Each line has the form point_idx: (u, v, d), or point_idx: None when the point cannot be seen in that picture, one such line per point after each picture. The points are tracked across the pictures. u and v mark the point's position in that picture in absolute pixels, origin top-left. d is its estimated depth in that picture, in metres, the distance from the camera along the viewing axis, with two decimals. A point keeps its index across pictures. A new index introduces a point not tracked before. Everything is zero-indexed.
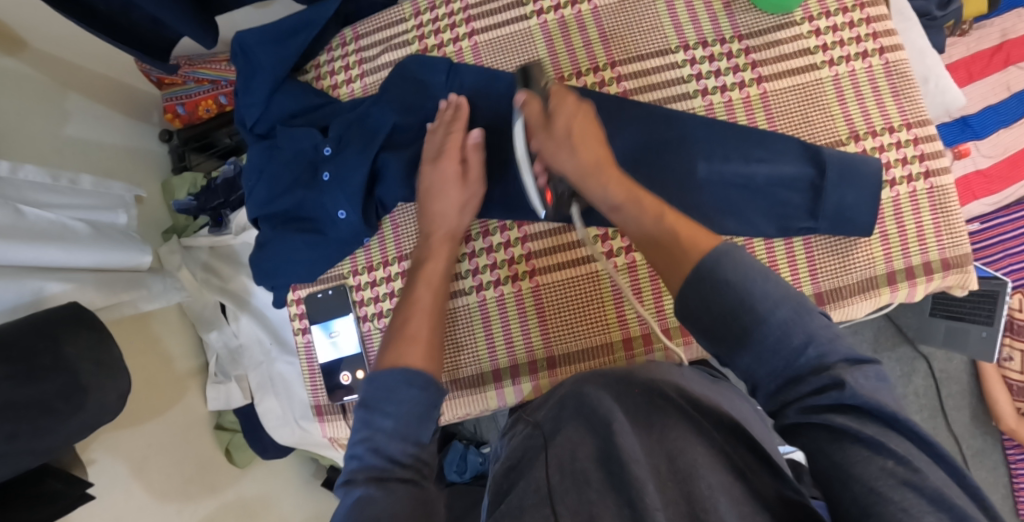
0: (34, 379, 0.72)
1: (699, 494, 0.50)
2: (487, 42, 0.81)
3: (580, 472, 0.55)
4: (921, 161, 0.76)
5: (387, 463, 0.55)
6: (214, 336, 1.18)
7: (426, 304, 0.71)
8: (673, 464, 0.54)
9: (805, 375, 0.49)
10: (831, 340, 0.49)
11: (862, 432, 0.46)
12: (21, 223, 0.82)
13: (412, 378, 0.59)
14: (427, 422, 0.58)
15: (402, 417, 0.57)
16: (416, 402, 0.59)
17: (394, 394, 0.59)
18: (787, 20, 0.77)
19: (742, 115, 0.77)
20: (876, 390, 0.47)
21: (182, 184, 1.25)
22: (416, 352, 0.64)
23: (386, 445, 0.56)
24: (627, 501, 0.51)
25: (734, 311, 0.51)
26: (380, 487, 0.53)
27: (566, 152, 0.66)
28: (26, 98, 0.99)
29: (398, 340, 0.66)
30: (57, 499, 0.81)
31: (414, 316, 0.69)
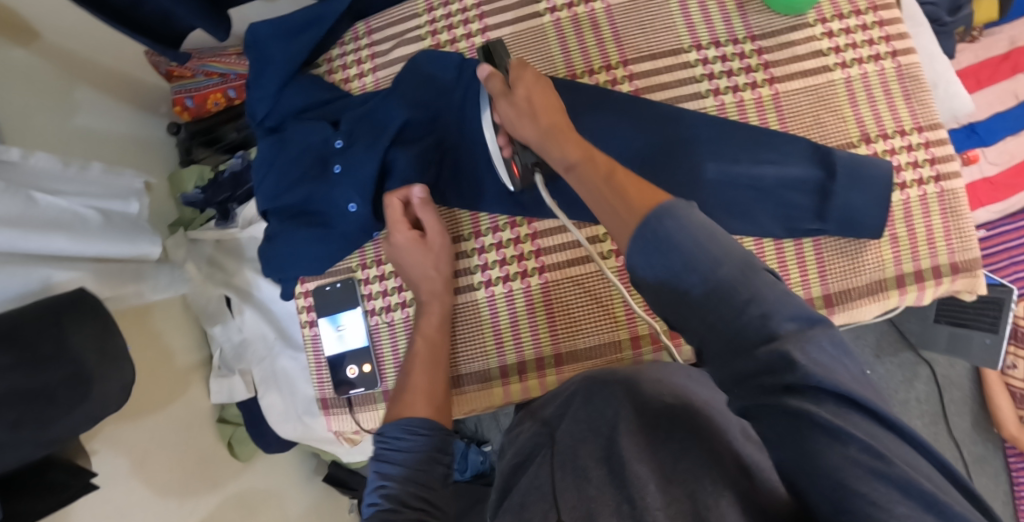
0: (38, 369, 0.72)
1: (707, 494, 0.50)
2: (500, 39, 0.81)
3: (581, 469, 0.56)
4: (932, 165, 0.76)
5: (399, 506, 0.60)
6: (218, 330, 1.19)
7: (422, 354, 0.75)
8: (676, 465, 0.53)
9: (755, 344, 0.44)
10: (779, 301, 0.45)
11: (820, 416, 0.41)
12: (34, 210, 0.82)
13: (414, 425, 0.66)
14: (434, 466, 0.64)
15: (410, 464, 0.64)
16: (421, 451, 0.65)
17: (401, 443, 0.65)
18: (800, 22, 0.78)
19: (754, 115, 0.77)
20: (832, 364, 0.43)
21: (189, 177, 1.25)
22: (416, 405, 0.69)
23: (396, 487, 0.62)
24: (626, 498, 0.51)
25: (683, 275, 0.47)
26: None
27: (527, 119, 0.66)
28: (36, 88, 0.99)
29: (399, 394, 0.71)
30: (60, 489, 0.81)
31: (414, 367, 0.74)
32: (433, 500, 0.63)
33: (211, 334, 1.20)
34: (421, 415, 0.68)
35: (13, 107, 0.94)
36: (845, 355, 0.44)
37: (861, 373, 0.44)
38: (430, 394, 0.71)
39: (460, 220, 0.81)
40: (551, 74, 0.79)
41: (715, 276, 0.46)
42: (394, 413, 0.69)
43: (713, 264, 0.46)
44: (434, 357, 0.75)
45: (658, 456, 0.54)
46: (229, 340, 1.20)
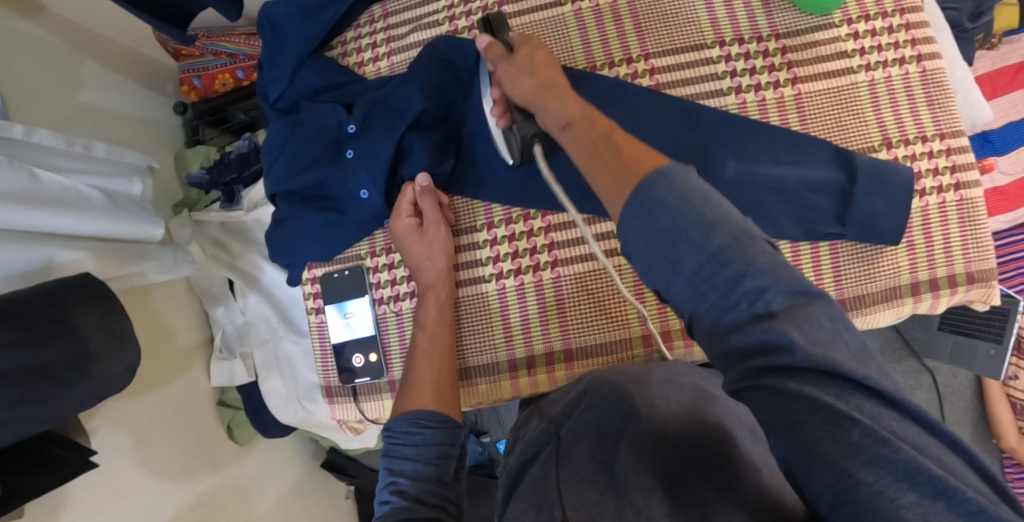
0: (43, 346, 0.71)
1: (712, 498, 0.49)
2: (519, 27, 0.79)
3: (581, 471, 0.55)
4: (953, 173, 0.75)
5: (414, 504, 0.60)
6: (219, 311, 1.19)
7: (426, 348, 0.74)
8: (682, 472, 0.52)
9: (745, 323, 0.41)
10: (770, 272, 0.41)
11: (821, 399, 0.38)
12: (37, 187, 0.81)
13: (424, 419, 0.65)
14: (447, 460, 0.64)
15: (422, 460, 0.63)
16: (433, 446, 0.64)
17: (411, 438, 0.64)
18: (826, 22, 0.76)
19: (775, 115, 0.76)
20: (827, 341, 0.40)
21: (195, 158, 1.24)
22: (422, 398, 0.68)
23: (410, 486, 0.61)
24: (625, 504, 0.51)
25: (669, 231, 0.43)
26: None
27: (523, 76, 0.63)
28: (43, 62, 0.98)
29: (406, 388, 0.70)
30: (60, 466, 0.80)
31: (417, 363, 0.73)
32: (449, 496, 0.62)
33: (213, 316, 1.20)
34: (429, 408, 0.67)
35: (19, 81, 0.93)
36: (844, 334, 0.41)
37: (864, 353, 0.41)
38: (436, 387, 0.70)
39: (474, 211, 0.80)
40: (570, 65, 0.78)
41: (704, 246, 0.42)
42: (400, 408, 0.68)
43: (704, 230, 0.42)
44: (436, 350, 0.74)
45: (668, 459, 0.53)
46: (231, 322, 1.21)
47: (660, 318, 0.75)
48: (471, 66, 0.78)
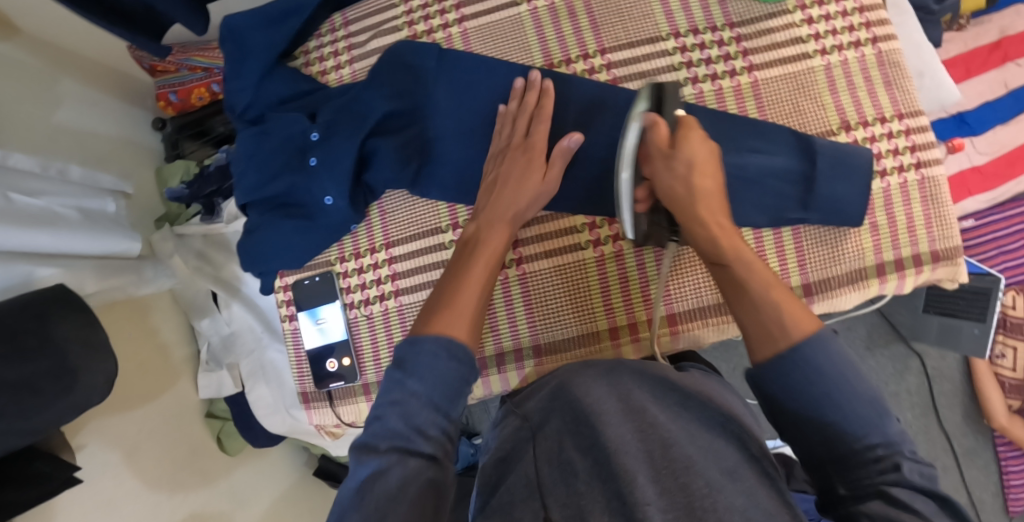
0: (20, 363, 0.72)
1: (698, 491, 0.50)
2: (477, 29, 0.80)
3: (567, 462, 0.56)
4: (912, 152, 0.75)
5: (411, 433, 0.54)
6: (205, 323, 1.19)
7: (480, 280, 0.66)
8: (666, 453, 0.53)
9: (864, 459, 0.51)
10: (896, 435, 0.52)
11: (910, 504, 0.47)
12: (12, 207, 0.82)
13: (453, 349, 0.58)
14: (458, 397, 0.57)
15: (433, 386, 0.56)
16: (449, 377, 0.57)
17: (434, 360, 0.57)
18: (779, 9, 0.77)
19: (733, 103, 0.76)
20: (926, 477, 0.50)
21: (174, 173, 1.25)
22: (459, 326, 0.61)
23: (416, 412, 0.55)
24: (616, 493, 0.51)
25: (824, 394, 0.52)
26: (398, 458, 0.53)
27: (680, 189, 0.63)
28: (20, 83, 0.99)
29: (441, 306, 0.62)
30: (44, 481, 0.81)
31: (464, 289, 0.64)
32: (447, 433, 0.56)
33: (199, 328, 1.20)
34: (461, 340, 0.59)
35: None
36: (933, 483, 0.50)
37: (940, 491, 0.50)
38: (474, 323, 0.62)
39: (438, 211, 0.79)
40: (528, 64, 0.78)
41: (857, 409, 0.52)
42: (433, 322, 0.61)
43: (858, 400, 0.52)
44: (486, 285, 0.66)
45: (648, 443, 0.54)
46: (217, 333, 1.21)
47: (627, 310, 0.75)
48: (432, 69, 0.77)
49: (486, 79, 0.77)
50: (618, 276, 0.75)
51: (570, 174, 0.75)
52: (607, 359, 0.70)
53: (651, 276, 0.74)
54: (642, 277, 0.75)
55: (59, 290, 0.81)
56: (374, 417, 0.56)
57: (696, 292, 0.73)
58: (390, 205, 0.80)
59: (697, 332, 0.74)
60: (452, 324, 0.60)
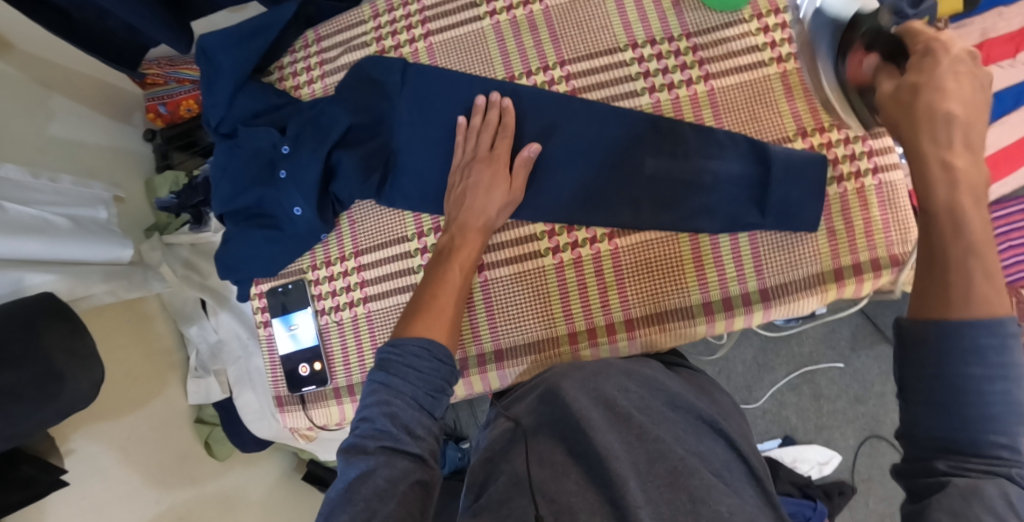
0: (7, 369, 0.74)
1: (683, 505, 0.53)
2: (441, 43, 0.82)
3: (559, 464, 0.59)
4: (870, 157, 0.75)
5: (398, 431, 0.57)
6: (193, 331, 1.23)
7: (456, 285, 0.72)
8: (652, 466, 0.57)
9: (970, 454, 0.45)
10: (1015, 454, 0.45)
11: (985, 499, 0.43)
12: (4, 216, 0.85)
13: (436, 351, 0.63)
14: (441, 397, 0.61)
15: (419, 386, 0.60)
16: (433, 376, 0.62)
17: (417, 362, 0.62)
18: (736, 18, 0.79)
19: (689, 112, 0.78)
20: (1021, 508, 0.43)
21: (164, 184, 1.28)
22: (437, 330, 0.67)
23: (402, 412, 0.58)
24: (609, 498, 0.55)
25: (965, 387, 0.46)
26: (388, 457, 0.55)
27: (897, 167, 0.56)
28: (12, 100, 1.02)
29: (421, 312, 0.68)
30: (29, 484, 0.84)
31: (442, 293, 0.71)
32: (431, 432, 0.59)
33: (187, 335, 1.24)
34: (442, 343, 0.65)
35: None
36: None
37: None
38: (451, 327, 0.69)
39: (404, 221, 0.81)
40: (489, 76, 0.80)
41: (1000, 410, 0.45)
42: (415, 326, 0.66)
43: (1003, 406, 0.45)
44: (463, 291, 0.73)
45: (637, 454, 0.58)
46: (205, 341, 1.24)
47: (586, 315, 0.77)
48: (395, 83, 0.80)
49: (450, 91, 0.80)
50: (577, 282, 0.77)
51: (532, 184, 0.77)
52: (595, 359, 0.72)
53: (609, 283, 0.76)
54: (601, 281, 0.76)
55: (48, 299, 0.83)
56: (361, 419, 0.59)
57: (653, 298, 0.76)
58: (359, 215, 0.83)
59: (655, 338, 0.76)
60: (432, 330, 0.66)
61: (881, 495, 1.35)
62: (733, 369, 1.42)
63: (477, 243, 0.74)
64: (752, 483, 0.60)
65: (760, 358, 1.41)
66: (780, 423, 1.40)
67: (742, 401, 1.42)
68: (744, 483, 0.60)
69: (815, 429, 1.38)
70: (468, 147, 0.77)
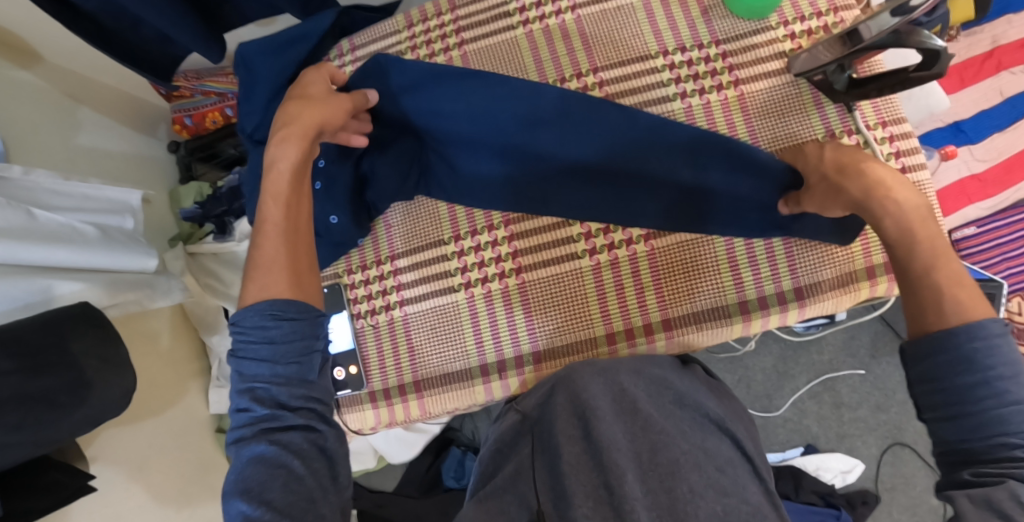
0: (41, 371, 0.75)
1: (680, 496, 0.59)
2: (476, 51, 0.85)
3: (558, 446, 0.64)
4: (898, 158, 0.77)
5: (277, 410, 0.59)
6: (214, 340, 1.23)
7: (277, 220, 0.65)
8: (654, 456, 0.62)
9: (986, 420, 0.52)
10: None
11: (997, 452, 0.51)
12: (34, 224, 0.86)
13: (279, 310, 0.60)
14: (309, 357, 0.61)
15: (280, 358, 0.59)
16: (286, 341, 0.60)
17: (264, 332, 0.60)
18: (762, 26, 0.80)
19: (720, 116, 0.79)
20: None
21: (188, 193, 1.29)
22: (278, 282, 0.62)
23: (270, 388, 0.59)
24: (603, 482, 0.61)
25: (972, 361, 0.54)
26: (273, 439, 0.58)
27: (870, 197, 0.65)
28: (40, 109, 1.04)
29: (254, 270, 0.63)
30: (58, 489, 0.83)
31: (266, 242, 0.64)
32: (312, 395, 0.61)
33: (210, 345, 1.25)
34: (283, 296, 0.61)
35: (14, 123, 0.97)
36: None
37: None
38: (291, 268, 0.63)
39: (441, 224, 0.84)
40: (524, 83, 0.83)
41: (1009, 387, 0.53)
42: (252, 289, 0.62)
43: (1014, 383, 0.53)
44: (293, 227, 0.66)
45: (636, 442, 0.63)
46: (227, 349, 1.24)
47: (623, 316, 0.78)
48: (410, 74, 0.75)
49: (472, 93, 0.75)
50: (614, 283, 0.78)
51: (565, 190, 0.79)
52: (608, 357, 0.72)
53: (647, 285, 0.78)
54: (639, 282, 0.78)
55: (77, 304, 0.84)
56: (239, 409, 0.59)
57: (690, 299, 0.77)
58: (396, 220, 0.85)
59: (691, 338, 0.77)
60: (273, 285, 0.61)
61: (904, 504, 1.34)
62: (752, 378, 1.42)
63: (293, 153, 0.67)
64: (755, 481, 0.63)
65: (780, 367, 1.41)
66: (802, 432, 1.39)
67: (763, 410, 1.41)
68: (748, 479, 0.62)
69: (837, 437, 1.38)
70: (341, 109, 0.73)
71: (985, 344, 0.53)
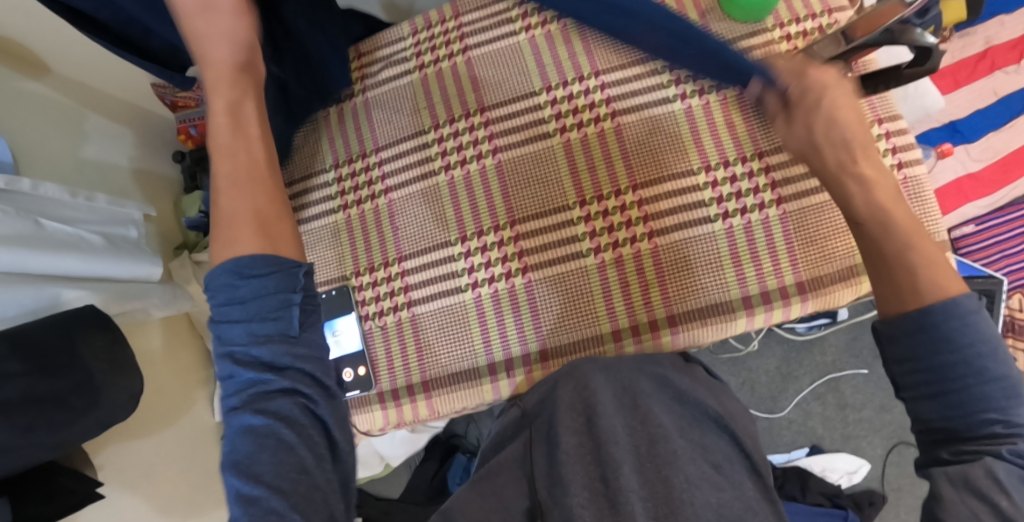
0: (51, 376, 0.76)
1: (678, 486, 0.61)
2: (480, 57, 0.88)
3: (557, 436, 0.65)
4: (894, 154, 0.79)
5: (264, 372, 0.57)
6: (223, 348, 1.24)
7: (225, 174, 0.64)
8: (653, 447, 0.64)
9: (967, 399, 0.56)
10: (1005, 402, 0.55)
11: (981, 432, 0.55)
12: (42, 233, 0.86)
13: (246, 268, 0.58)
14: (285, 310, 0.58)
15: (256, 313, 0.57)
16: (260, 296, 0.58)
17: (234, 291, 0.57)
18: (759, 28, 0.83)
19: (720, 115, 0.81)
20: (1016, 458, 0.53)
21: (194, 202, 1.30)
22: (238, 234, 0.60)
23: (250, 350, 0.57)
24: (602, 475, 0.62)
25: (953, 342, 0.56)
26: (263, 403, 0.56)
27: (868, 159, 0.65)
28: (49, 120, 1.05)
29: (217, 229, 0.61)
30: (67, 496, 0.84)
31: (223, 200, 0.63)
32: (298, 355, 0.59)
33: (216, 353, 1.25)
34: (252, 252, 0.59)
35: (24, 134, 0.98)
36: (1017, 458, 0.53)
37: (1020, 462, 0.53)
38: (255, 221, 0.62)
39: (448, 226, 0.85)
40: (528, 87, 0.86)
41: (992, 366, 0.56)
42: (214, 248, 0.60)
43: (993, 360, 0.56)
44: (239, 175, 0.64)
45: (636, 435, 0.64)
46: None
47: (629, 313, 0.79)
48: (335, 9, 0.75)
49: None
50: (619, 280, 0.79)
51: None
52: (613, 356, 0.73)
53: (651, 281, 0.79)
54: (644, 279, 0.79)
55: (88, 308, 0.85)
56: (225, 376, 0.58)
57: (694, 294, 0.78)
58: (402, 221, 0.87)
59: (697, 333, 0.78)
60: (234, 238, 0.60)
61: (911, 504, 1.35)
62: (756, 379, 1.43)
63: (223, 93, 0.67)
64: (751, 477, 0.64)
65: (784, 369, 1.42)
66: (807, 434, 1.40)
67: (767, 412, 1.41)
68: (745, 475, 0.64)
69: (842, 438, 1.38)
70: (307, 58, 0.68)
71: (960, 324, 0.56)
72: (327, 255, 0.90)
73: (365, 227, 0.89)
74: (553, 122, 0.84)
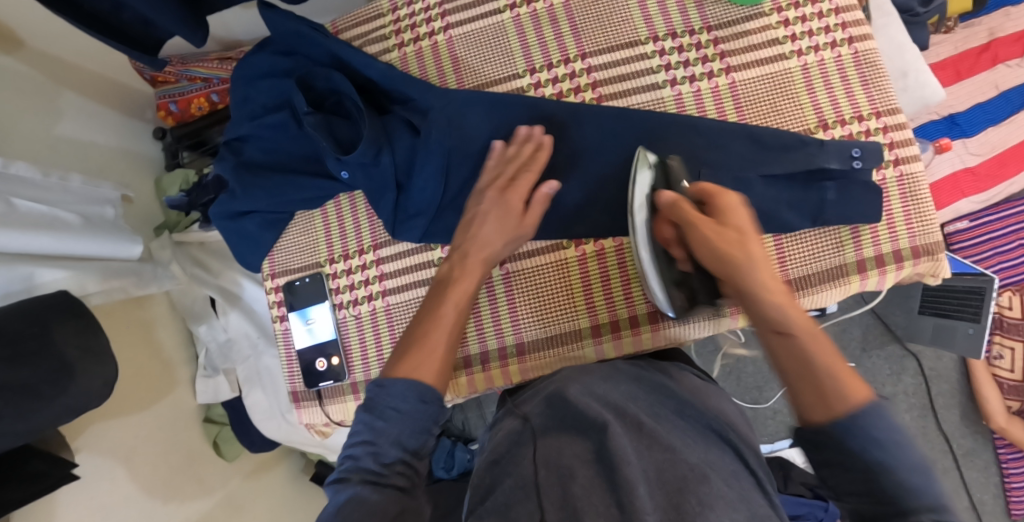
0: (18, 364, 0.73)
1: (690, 509, 0.51)
2: (461, 36, 0.85)
3: (566, 467, 0.56)
4: (891, 150, 0.76)
5: (377, 468, 0.57)
6: (202, 330, 1.18)
7: (449, 319, 0.69)
8: (661, 474, 0.54)
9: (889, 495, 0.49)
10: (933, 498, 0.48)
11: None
12: (13, 212, 0.83)
13: (424, 393, 0.60)
14: (427, 436, 0.60)
15: (402, 428, 0.59)
16: (416, 423, 0.60)
17: (404, 405, 0.60)
18: (755, 12, 0.79)
19: (711, 104, 0.78)
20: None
21: (172, 183, 1.25)
22: (428, 368, 0.63)
23: (385, 450, 0.58)
24: (617, 502, 0.52)
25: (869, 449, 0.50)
26: (373, 489, 0.55)
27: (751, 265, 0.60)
28: (24, 94, 1.01)
29: (409, 349, 0.65)
30: (38, 482, 0.81)
31: (433, 330, 0.67)
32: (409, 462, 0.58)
33: (196, 334, 1.19)
34: (429, 381, 0.62)
35: None
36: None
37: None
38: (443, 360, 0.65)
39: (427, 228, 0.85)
40: (511, 69, 0.83)
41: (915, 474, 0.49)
42: (402, 366, 0.63)
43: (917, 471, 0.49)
44: (453, 324, 0.69)
45: (648, 460, 0.55)
46: (214, 340, 1.20)
47: (609, 308, 0.78)
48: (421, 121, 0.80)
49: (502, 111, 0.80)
50: (600, 274, 0.79)
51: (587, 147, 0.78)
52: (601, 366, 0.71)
53: (633, 276, 0.78)
54: (625, 273, 0.78)
55: (58, 297, 0.81)
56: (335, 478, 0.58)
57: None
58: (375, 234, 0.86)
59: (676, 331, 0.77)
60: (421, 369, 0.62)
61: None
62: (743, 369, 1.41)
63: (473, 276, 0.72)
64: (760, 493, 0.57)
65: None
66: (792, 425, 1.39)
67: (752, 402, 1.40)
68: (753, 491, 0.56)
69: None
70: (492, 167, 0.75)
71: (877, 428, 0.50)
72: (301, 240, 0.91)
73: (340, 215, 0.89)
74: (532, 92, 0.82)
